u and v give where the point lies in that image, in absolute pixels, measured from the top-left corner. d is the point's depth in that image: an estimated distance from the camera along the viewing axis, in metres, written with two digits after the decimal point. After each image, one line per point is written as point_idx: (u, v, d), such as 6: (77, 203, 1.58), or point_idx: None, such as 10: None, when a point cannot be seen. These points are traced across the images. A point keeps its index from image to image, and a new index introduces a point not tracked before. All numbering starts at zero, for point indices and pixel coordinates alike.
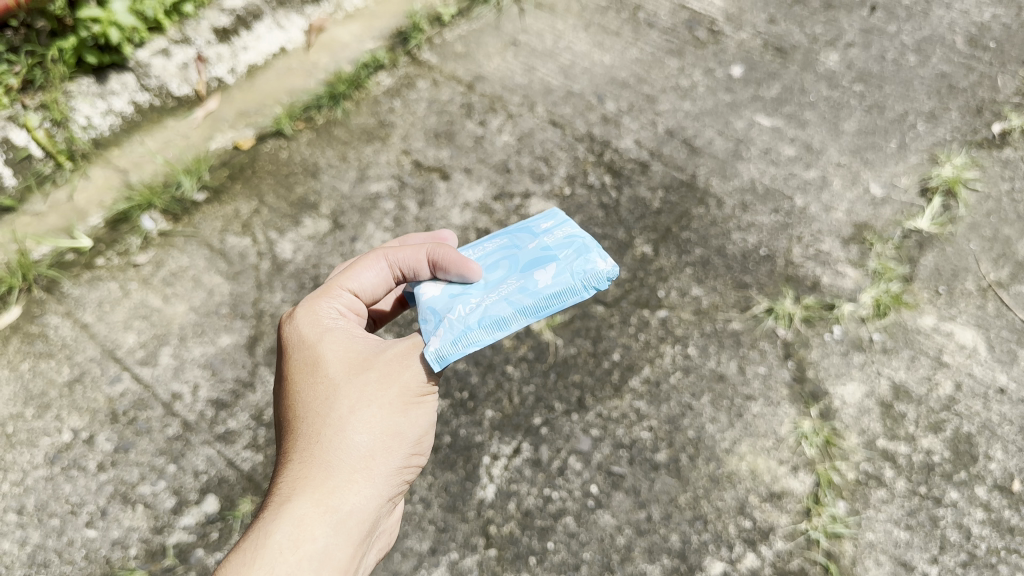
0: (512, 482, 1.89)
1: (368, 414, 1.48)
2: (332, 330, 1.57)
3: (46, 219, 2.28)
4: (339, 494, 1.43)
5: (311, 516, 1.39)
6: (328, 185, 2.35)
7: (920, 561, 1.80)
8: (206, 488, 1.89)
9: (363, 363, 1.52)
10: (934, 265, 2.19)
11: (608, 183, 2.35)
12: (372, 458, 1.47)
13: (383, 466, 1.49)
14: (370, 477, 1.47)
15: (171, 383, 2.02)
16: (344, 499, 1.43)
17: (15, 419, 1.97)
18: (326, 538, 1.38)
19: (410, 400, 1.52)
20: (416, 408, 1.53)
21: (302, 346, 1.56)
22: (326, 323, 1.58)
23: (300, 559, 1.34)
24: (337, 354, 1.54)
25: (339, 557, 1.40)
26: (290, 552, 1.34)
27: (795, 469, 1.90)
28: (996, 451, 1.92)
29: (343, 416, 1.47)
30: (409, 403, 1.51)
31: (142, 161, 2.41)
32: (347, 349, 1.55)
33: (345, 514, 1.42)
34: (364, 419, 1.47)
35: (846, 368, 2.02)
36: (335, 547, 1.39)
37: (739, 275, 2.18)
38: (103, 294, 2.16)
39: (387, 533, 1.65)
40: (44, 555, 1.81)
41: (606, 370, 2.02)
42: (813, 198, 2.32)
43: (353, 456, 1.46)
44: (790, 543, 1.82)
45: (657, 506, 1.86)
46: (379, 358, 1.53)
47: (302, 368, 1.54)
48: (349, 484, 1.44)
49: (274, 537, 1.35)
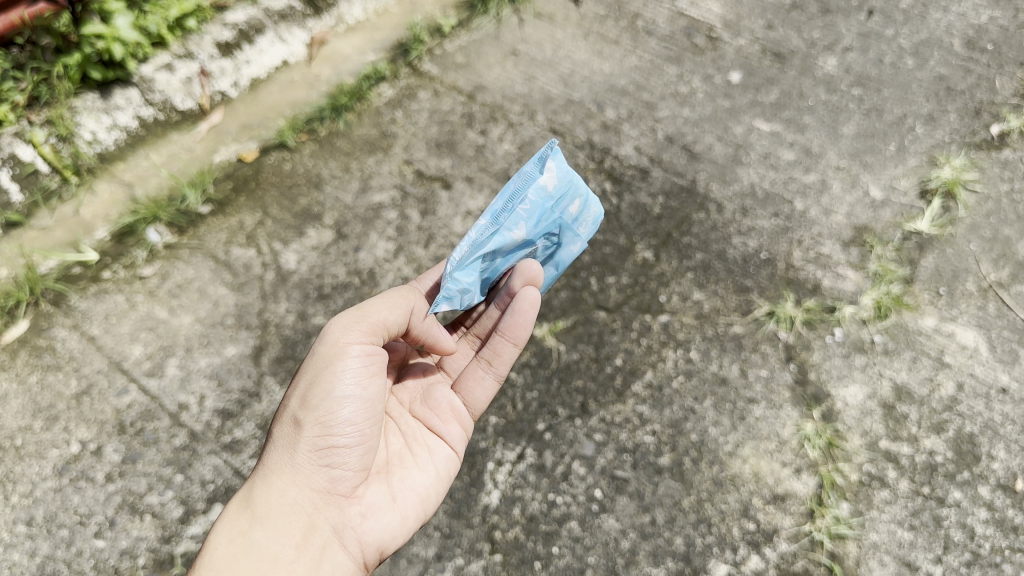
0: (517, 488, 1.90)
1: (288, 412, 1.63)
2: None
3: (53, 233, 2.30)
4: (262, 493, 1.60)
5: (232, 515, 1.58)
6: (332, 196, 2.37)
7: (925, 561, 1.80)
8: (213, 497, 1.91)
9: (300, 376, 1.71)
10: (935, 266, 2.20)
11: (608, 190, 2.36)
12: (285, 451, 1.62)
13: (297, 454, 1.61)
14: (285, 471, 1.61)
15: (178, 394, 2.04)
16: (262, 496, 1.59)
17: (24, 431, 1.99)
18: (251, 531, 1.55)
19: (313, 388, 1.60)
20: (319, 390, 1.60)
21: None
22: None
23: (226, 548, 1.52)
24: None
25: (270, 547, 1.54)
26: (215, 544, 1.53)
27: (798, 471, 1.90)
28: (999, 451, 1.93)
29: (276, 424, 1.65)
30: (310, 390, 1.60)
31: (147, 175, 2.42)
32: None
33: (263, 507, 1.58)
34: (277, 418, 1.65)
35: (848, 370, 2.03)
36: (260, 536, 1.54)
37: (740, 279, 2.19)
38: (110, 306, 2.18)
39: (366, 529, 1.66)
40: (53, 565, 1.82)
41: (609, 375, 2.03)
42: (813, 202, 2.34)
43: (270, 455, 1.63)
44: (794, 545, 1.82)
45: (662, 510, 1.86)
46: (308, 368, 1.70)
47: None
48: (265, 482, 1.61)
49: (210, 541, 1.55)
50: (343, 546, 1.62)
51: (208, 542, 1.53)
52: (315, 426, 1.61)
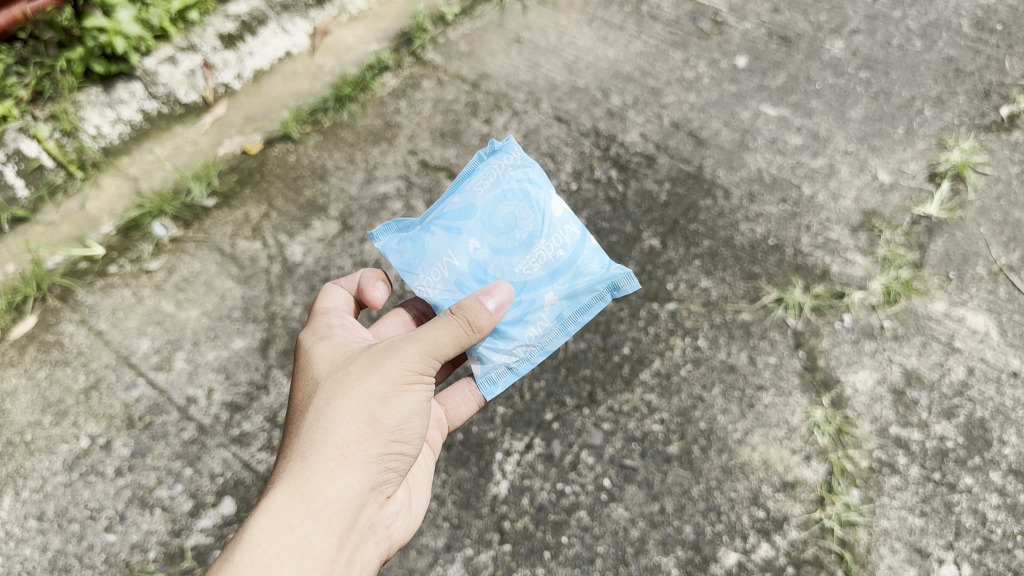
0: (525, 478, 1.90)
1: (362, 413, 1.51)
2: (326, 338, 1.67)
3: (59, 228, 2.30)
4: (317, 484, 1.46)
5: (286, 507, 1.42)
6: (337, 187, 2.37)
7: (936, 547, 1.79)
8: (222, 490, 1.91)
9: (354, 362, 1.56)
10: (944, 250, 2.18)
11: (614, 177, 2.35)
12: (352, 445, 1.49)
13: (362, 454, 1.50)
14: (346, 464, 1.49)
15: (186, 388, 2.05)
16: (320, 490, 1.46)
17: (33, 427, 1.99)
18: (304, 525, 1.42)
19: (390, 390, 1.52)
20: (398, 398, 1.53)
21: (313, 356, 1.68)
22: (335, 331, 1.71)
23: (280, 548, 1.39)
24: (326, 356, 1.62)
25: (318, 544, 1.43)
26: (269, 543, 1.38)
27: (808, 458, 1.89)
28: (1010, 436, 1.91)
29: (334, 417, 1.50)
30: (389, 392, 1.52)
31: (151, 168, 2.42)
32: (337, 351, 1.63)
33: (322, 504, 1.45)
34: (340, 408, 1.50)
35: (857, 356, 2.02)
36: (317, 537, 1.43)
37: (748, 265, 2.17)
38: (117, 300, 2.18)
39: (387, 525, 1.65)
40: (65, 560, 1.83)
41: (616, 364, 2.03)
42: (821, 186, 2.32)
43: (329, 443, 1.48)
44: (804, 532, 1.81)
45: (671, 498, 1.86)
46: (367, 356, 1.58)
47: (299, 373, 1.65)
48: (325, 473, 1.47)
49: (252, 530, 1.40)
50: (370, 547, 1.58)
51: (253, 535, 1.39)
52: (386, 427, 1.53)
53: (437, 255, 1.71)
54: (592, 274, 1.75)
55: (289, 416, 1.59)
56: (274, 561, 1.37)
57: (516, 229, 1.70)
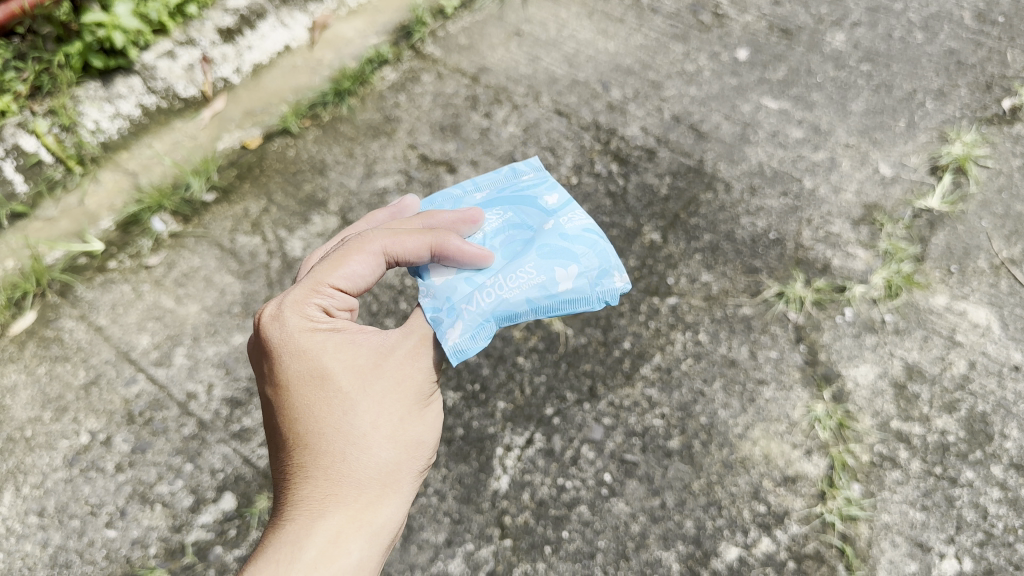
0: (526, 473, 1.89)
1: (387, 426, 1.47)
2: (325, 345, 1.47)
3: (58, 223, 2.29)
4: (370, 506, 1.44)
5: (345, 531, 1.39)
6: (336, 182, 2.36)
7: (937, 542, 1.78)
8: (223, 485, 1.91)
9: (376, 366, 1.49)
10: (946, 244, 2.18)
11: (615, 171, 2.34)
12: (396, 466, 1.48)
13: (403, 476, 1.50)
14: (391, 485, 1.48)
15: (186, 383, 2.04)
16: (375, 511, 1.44)
17: (34, 422, 1.99)
18: (357, 551, 1.40)
19: (422, 404, 1.53)
20: (427, 414, 1.55)
21: (298, 356, 1.46)
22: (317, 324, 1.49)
23: (341, 574, 1.36)
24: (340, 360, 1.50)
25: (369, 565, 1.42)
26: (331, 569, 1.35)
27: (809, 453, 1.89)
28: (1012, 429, 1.91)
29: (361, 430, 1.45)
30: (421, 407, 1.53)
31: (150, 163, 2.41)
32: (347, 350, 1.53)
33: (377, 525, 1.44)
34: (384, 428, 1.47)
35: (858, 350, 2.01)
36: (369, 558, 1.42)
37: (749, 260, 2.17)
38: (116, 296, 2.17)
39: None
40: (65, 556, 1.83)
41: (617, 359, 2.02)
42: (822, 179, 2.31)
43: (375, 465, 1.45)
44: (805, 527, 1.81)
45: (672, 493, 1.86)
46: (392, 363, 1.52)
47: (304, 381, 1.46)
48: (376, 494, 1.45)
49: (310, 559, 1.34)
50: None
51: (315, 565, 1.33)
52: (419, 444, 1.53)
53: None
54: None
55: (292, 421, 1.46)
56: None
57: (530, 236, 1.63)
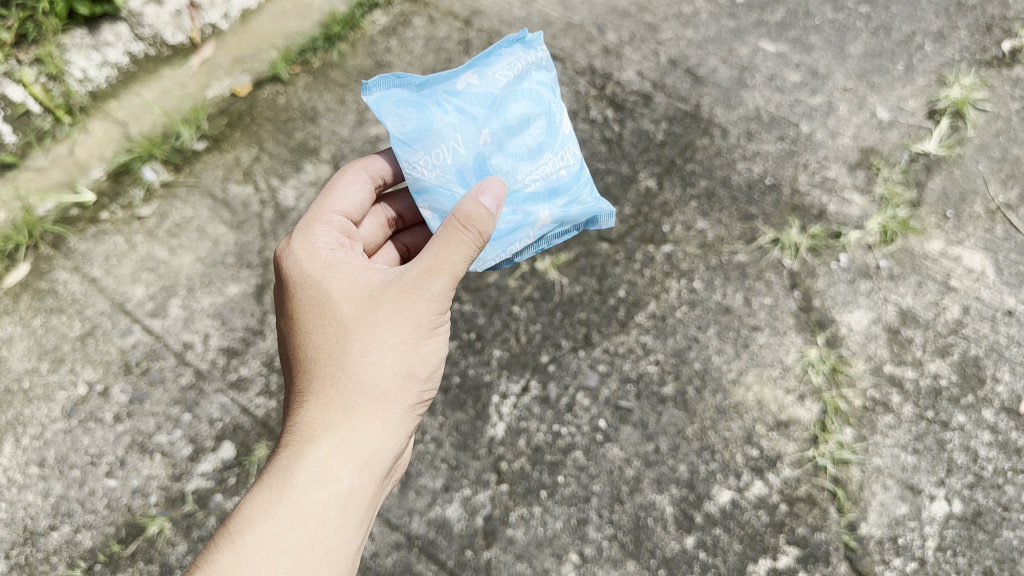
0: (522, 420, 1.91)
1: (380, 355, 1.52)
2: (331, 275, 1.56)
3: (48, 174, 2.26)
4: (361, 435, 1.51)
5: (333, 458, 1.48)
6: (328, 130, 2.33)
7: (927, 485, 1.81)
8: (221, 434, 1.93)
9: (371, 299, 1.52)
10: (942, 189, 2.17)
11: (610, 117, 2.31)
12: (391, 397, 1.54)
13: (401, 405, 1.56)
14: (385, 416, 1.54)
15: (182, 334, 2.04)
16: (365, 440, 1.51)
17: (31, 374, 2.00)
18: (346, 477, 1.47)
19: (422, 337, 1.54)
20: (428, 347, 1.57)
21: (305, 287, 1.57)
22: (326, 259, 1.59)
23: (325, 497, 1.45)
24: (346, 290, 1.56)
25: (361, 492, 1.49)
26: (315, 491, 1.44)
27: (802, 398, 1.91)
28: (1004, 374, 1.92)
29: (352, 360, 1.52)
30: (422, 339, 1.54)
31: (140, 112, 2.36)
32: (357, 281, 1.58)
33: (368, 454, 1.51)
34: (377, 360, 1.51)
35: (853, 296, 2.02)
36: (359, 486, 1.49)
37: (745, 206, 2.16)
38: (109, 247, 2.16)
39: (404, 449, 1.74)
40: (67, 505, 1.86)
41: (612, 307, 2.02)
42: (819, 124, 2.29)
43: (369, 396, 1.52)
44: (797, 470, 1.83)
45: (665, 438, 1.88)
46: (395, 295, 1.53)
47: (309, 309, 1.56)
48: (368, 424, 1.51)
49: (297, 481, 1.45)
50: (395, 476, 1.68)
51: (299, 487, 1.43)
52: (418, 375, 1.57)
53: (440, 135, 1.60)
54: (584, 202, 1.75)
55: (300, 347, 1.57)
56: (317, 514, 1.43)
57: (524, 133, 1.64)
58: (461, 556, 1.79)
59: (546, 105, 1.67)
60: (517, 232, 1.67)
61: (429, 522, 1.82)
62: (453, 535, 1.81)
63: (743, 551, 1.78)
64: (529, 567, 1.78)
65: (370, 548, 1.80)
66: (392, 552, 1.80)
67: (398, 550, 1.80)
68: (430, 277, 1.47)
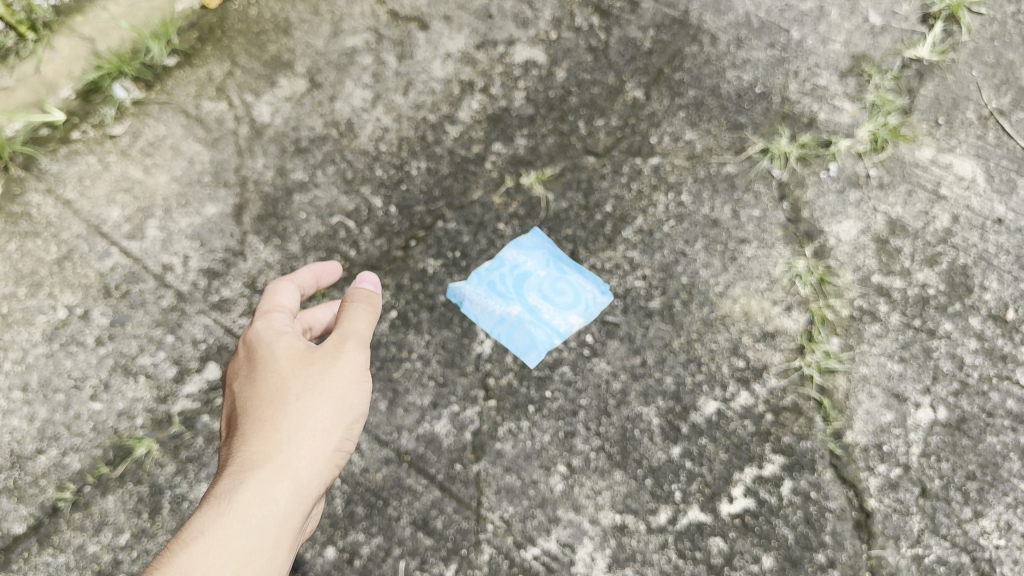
0: (509, 336, 1.90)
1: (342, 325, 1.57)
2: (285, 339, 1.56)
3: (15, 93, 2.09)
4: (330, 370, 1.52)
5: (318, 403, 1.48)
6: (302, 42, 2.21)
7: (913, 392, 1.82)
8: (206, 356, 1.91)
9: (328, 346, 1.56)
10: (934, 95, 2.12)
11: (596, 25, 2.23)
12: (353, 337, 1.57)
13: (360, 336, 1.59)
14: (346, 350, 1.55)
15: (162, 256, 2.00)
16: (340, 374, 1.52)
17: (8, 299, 1.94)
18: (329, 407, 1.49)
19: (370, 298, 1.64)
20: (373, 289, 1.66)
21: (257, 358, 1.54)
22: (278, 330, 1.57)
23: (316, 438, 1.46)
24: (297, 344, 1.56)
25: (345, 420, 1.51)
26: (308, 441, 1.45)
27: (789, 308, 1.90)
28: (991, 282, 1.91)
29: (315, 358, 1.53)
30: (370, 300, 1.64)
31: (107, 28, 2.17)
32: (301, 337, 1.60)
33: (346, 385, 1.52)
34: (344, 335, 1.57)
35: (842, 206, 1.99)
36: (343, 412, 1.51)
37: (734, 115, 2.11)
38: (83, 168, 2.06)
39: None
40: (53, 429, 1.85)
41: (598, 223, 2.00)
42: (810, 29, 2.21)
43: (337, 345, 1.55)
44: (783, 380, 1.84)
45: (653, 351, 1.87)
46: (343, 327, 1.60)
47: (262, 362, 1.53)
48: (336, 362, 1.53)
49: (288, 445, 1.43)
50: None
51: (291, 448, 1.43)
52: (365, 307, 1.63)
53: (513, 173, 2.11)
54: (538, 333, 1.90)
55: (245, 394, 1.50)
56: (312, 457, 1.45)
57: (555, 300, 1.95)
58: (451, 470, 1.80)
59: (580, 297, 1.93)
60: (497, 271, 1.98)
61: (418, 438, 1.82)
62: (442, 449, 1.81)
63: (729, 460, 1.78)
64: (518, 479, 1.79)
65: (359, 464, 1.80)
66: (381, 467, 1.80)
67: (388, 466, 1.80)
68: (365, 313, 1.61)
